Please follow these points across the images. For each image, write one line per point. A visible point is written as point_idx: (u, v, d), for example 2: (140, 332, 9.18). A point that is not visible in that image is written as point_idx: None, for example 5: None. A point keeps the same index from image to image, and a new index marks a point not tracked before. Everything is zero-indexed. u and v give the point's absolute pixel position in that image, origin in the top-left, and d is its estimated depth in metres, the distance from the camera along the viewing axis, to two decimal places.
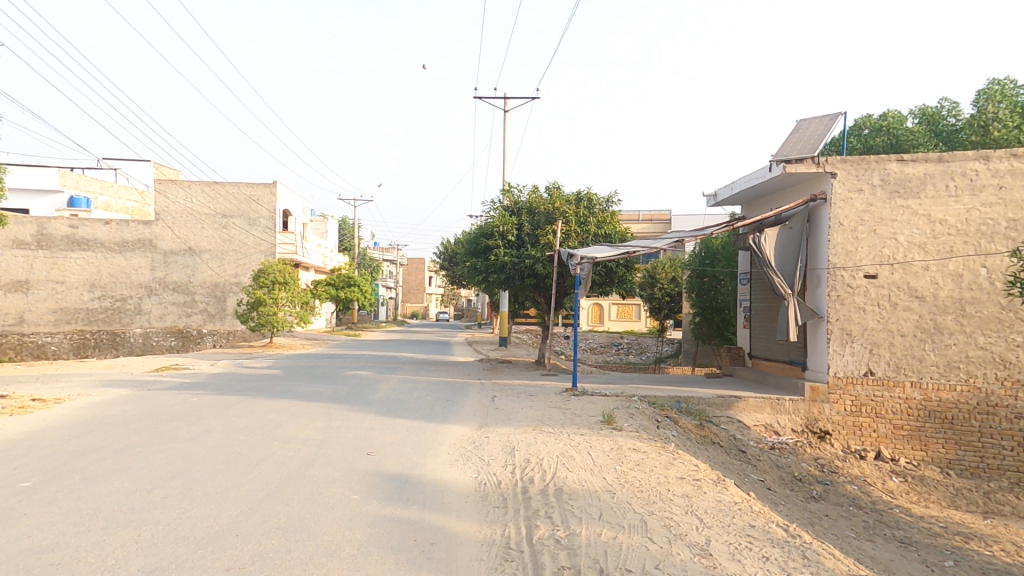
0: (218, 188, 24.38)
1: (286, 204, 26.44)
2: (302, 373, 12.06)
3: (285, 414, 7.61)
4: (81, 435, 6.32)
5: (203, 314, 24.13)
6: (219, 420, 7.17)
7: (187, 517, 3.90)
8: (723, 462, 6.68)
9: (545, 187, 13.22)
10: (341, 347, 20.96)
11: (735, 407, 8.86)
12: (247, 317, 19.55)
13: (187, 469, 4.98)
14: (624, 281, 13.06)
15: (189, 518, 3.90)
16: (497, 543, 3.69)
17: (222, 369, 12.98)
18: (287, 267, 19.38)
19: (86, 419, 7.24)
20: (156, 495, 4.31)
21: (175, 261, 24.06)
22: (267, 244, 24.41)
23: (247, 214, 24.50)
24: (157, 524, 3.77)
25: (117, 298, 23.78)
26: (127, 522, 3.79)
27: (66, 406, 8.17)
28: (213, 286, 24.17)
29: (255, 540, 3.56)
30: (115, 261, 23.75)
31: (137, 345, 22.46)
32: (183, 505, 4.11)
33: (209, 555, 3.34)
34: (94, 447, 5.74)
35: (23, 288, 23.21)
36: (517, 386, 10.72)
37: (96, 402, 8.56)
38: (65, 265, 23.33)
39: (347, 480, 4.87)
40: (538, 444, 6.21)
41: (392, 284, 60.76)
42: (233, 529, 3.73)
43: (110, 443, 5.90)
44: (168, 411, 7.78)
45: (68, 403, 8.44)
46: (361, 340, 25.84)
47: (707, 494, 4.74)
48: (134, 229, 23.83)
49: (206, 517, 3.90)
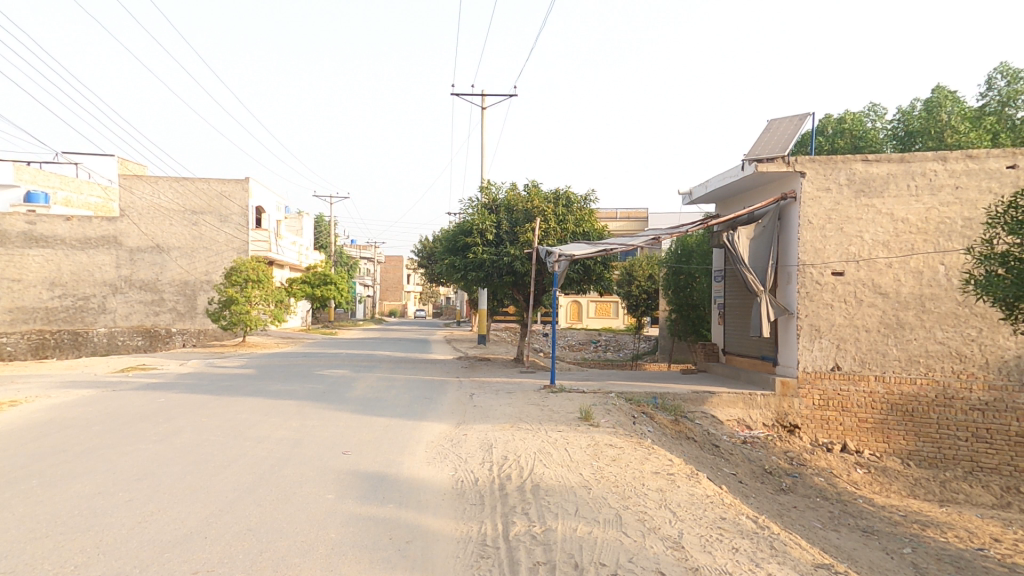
0: (188, 184, 23.82)
1: (259, 200, 25.94)
2: (274, 373, 11.87)
3: (258, 413, 7.46)
4: (43, 437, 6.13)
5: (171, 313, 23.57)
6: (190, 420, 7.00)
7: (153, 520, 3.82)
8: (696, 456, 6.79)
9: (523, 185, 13.25)
10: (315, 346, 20.66)
11: (708, 402, 9.01)
12: (218, 316, 19.14)
13: (155, 471, 4.87)
14: (602, 278, 13.13)
15: (156, 520, 3.82)
16: (473, 540, 3.69)
17: (191, 369, 12.70)
18: (260, 265, 18.99)
19: (45, 421, 6.99)
20: (122, 498, 4.21)
21: (142, 259, 23.42)
22: (239, 242, 23.96)
23: (219, 210, 23.99)
24: (123, 527, 3.68)
25: (80, 296, 23.05)
26: (90, 526, 3.70)
27: (26, 408, 7.90)
28: (182, 284, 23.63)
29: (225, 541, 3.51)
30: (78, 258, 23.01)
31: (100, 344, 22.01)
32: (150, 508, 4.02)
33: (175, 558, 3.27)
34: (56, 449, 5.57)
35: None
36: (494, 383, 10.75)
37: (58, 404, 8.31)
38: (23, 262, 22.48)
39: (322, 479, 4.81)
40: (516, 440, 6.21)
41: (369, 283, 60.24)
42: (203, 530, 3.66)
43: (72, 446, 5.71)
44: (134, 412, 7.57)
45: (27, 405, 8.15)
46: (336, 338, 25.60)
47: (679, 488, 4.81)
48: (98, 225, 23.11)
49: (174, 519, 3.82)
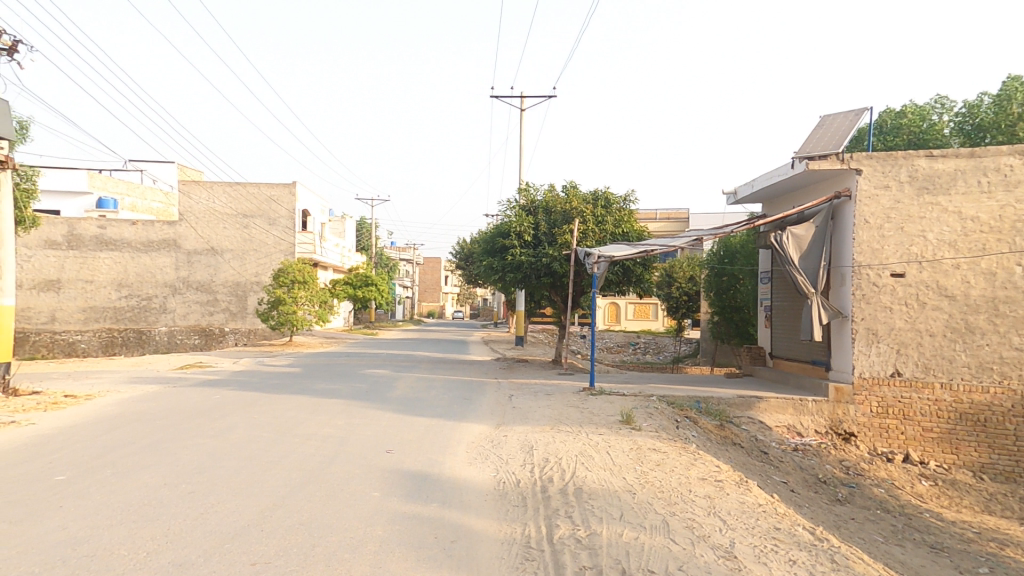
0: (240, 189, 24.80)
1: (305, 203, 26.80)
2: (319, 372, 12.18)
3: (305, 411, 7.69)
4: (112, 429, 6.50)
5: (224, 313, 24.60)
6: (242, 416, 7.28)
7: (213, 512, 3.98)
8: (744, 463, 6.60)
9: (562, 186, 13.21)
10: (357, 346, 21.13)
11: (756, 407, 8.75)
12: (267, 316, 19.80)
13: (212, 465, 5.08)
14: (642, 280, 12.96)
15: (216, 512, 3.99)
16: (517, 542, 3.70)
17: (244, 368, 13.18)
18: (305, 266, 19.59)
19: (114, 415, 7.41)
20: (182, 489, 4.42)
21: (199, 261, 24.50)
22: (286, 244, 24.81)
23: (267, 214, 24.90)
24: (186, 518, 3.87)
25: (143, 297, 24.27)
26: (158, 515, 3.90)
27: (96, 402, 8.41)
28: (234, 285, 24.61)
29: (280, 535, 3.62)
30: (141, 260, 24.24)
31: (162, 343, 23.06)
32: (209, 500, 4.20)
33: (236, 549, 3.41)
34: (122, 442, 5.89)
35: (56, 287, 23.84)
36: (533, 385, 10.71)
37: (124, 398, 8.79)
38: (96, 265, 23.97)
39: (367, 477, 4.91)
40: (556, 443, 6.19)
41: (408, 283, 61.29)
42: (259, 523, 3.80)
43: (137, 439, 6.03)
44: (192, 407, 7.92)
45: (97, 399, 8.67)
46: (378, 338, 26.18)
47: (729, 496, 4.68)
48: (159, 229, 24.28)
49: (232, 512, 3.98)
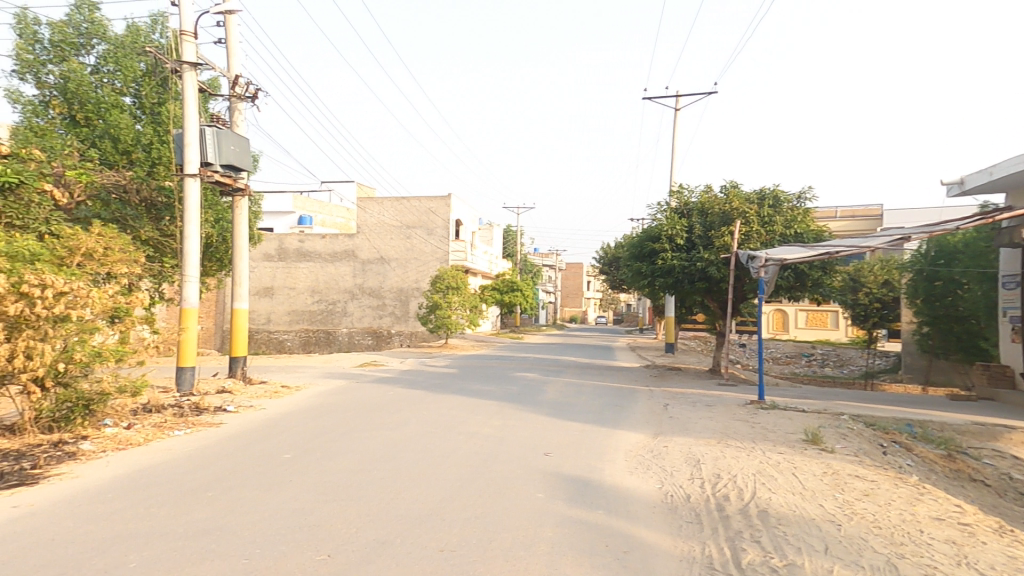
0: (405, 203, 27.22)
1: (459, 214, 28.66)
2: (473, 373, 12.78)
3: (467, 410, 8.09)
4: (311, 422, 7.49)
5: (391, 316, 27.21)
6: (413, 413, 7.90)
7: (398, 500, 4.35)
8: (989, 505, 5.43)
9: (720, 186, 12.37)
10: (507, 349, 21.95)
11: (999, 440, 7.26)
12: (426, 319, 21.29)
13: (393, 456, 5.58)
14: (819, 285, 11.61)
15: (400, 500, 4.34)
16: (697, 562, 3.42)
17: (411, 367, 14.31)
18: (458, 273, 20.90)
19: (312, 408, 8.53)
20: (372, 478, 4.91)
21: (371, 269, 27.36)
22: (442, 252, 26.75)
23: (426, 224, 27.03)
24: (377, 504, 4.28)
25: (330, 302, 27.71)
26: (357, 500, 4.38)
27: (298, 397, 9.78)
28: (399, 291, 27.11)
29: (457, 526, 3.82)
30: (328, 269, 27.73)
31: (344, 344, 26.27)
32: (394, 489, 4.60)
33: (421, 536, 3.68)
34: (319, 433, 6.75)
35: (270, 292, 28.10)
36: (689, 395, 10.08)
37: (319, 393, 10.09)
38: (296, 274, 27.83)
39: (530, 477, 4.98)
40: (727, 458, 5.70)
41: (551, 288, 62.24)
42: (438, 513, 4.06)
43: (331, 431, 6.85)
44: (371, 402, 8.80)
45: (300, 394, 10.08)
46: (527, 342, 26.91)
47: (981, 544, 3.87)
48: (341, 241, 27.60)
49: (413, 501, 4.30)
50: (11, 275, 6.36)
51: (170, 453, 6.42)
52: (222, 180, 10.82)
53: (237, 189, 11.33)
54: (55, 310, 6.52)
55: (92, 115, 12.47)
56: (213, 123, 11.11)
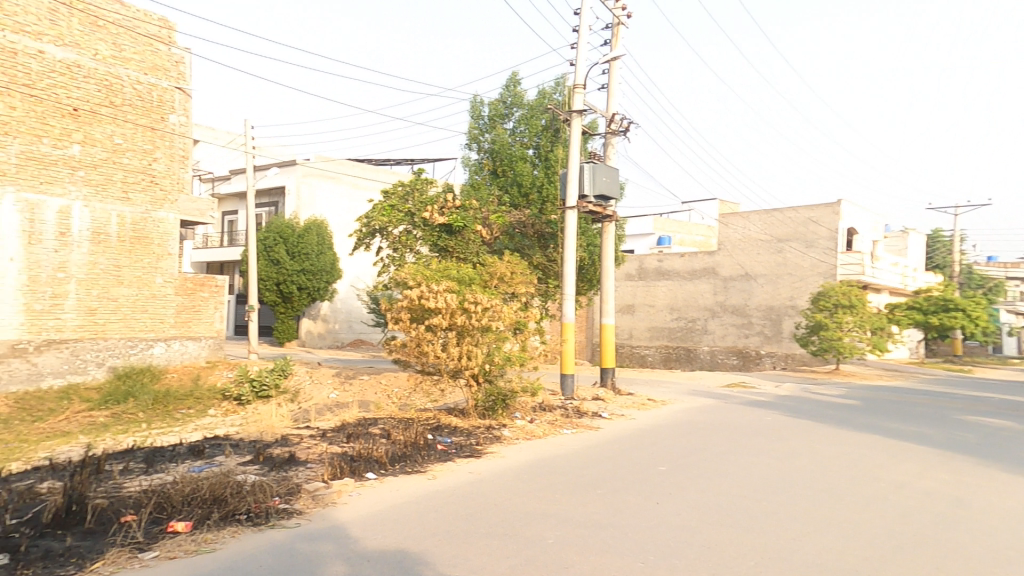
0: (778, 214, 25.30)
1: (849, 221, 24.99)
2: (883, 410, 11.00)
3: (862, 458, 7.23)
4: (684, 438, 8.11)
5: (760, 335, 25.55)
6: (792, 448, 7.59)
7: (798, 547, 4.38)
8: None
9: None
10: (926, 383, 17.77)
11: None
12: (807, 341, 19.17)
13: (781, 496, 5.59)
14: None
15: (801, 548, 4.37)
16: None
17: (790, 393, 13.30)
18: (851, 290, 18.17)
19: (682, 424, 9.16)
20: (741, 518, 4.99)
21: (734, 285, 26.37)
22: (825, 266, 23.82)
23: (805, 236, 24.53)
24: (777, 545, 4.41)
25: (689, 319, 27.78)
26: (753, 533, 4.62)
27: (665, 410, 10.65)
28: (768, 308, 25.36)
29: None
30: (687, 287, 27.93)
31: (706, 361, 26.60)
32: (792, 534, 4.64)
33: None
34: (696, 453, 7.27)
35: (632, 309, 29.33)
36: None
37: (684, 409, 10.73)
38: (655, 292, 28.87)
39: (969, 561, 4.21)
40: None
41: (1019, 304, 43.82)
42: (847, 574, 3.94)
43: (705, 451, 7.31)
44: (744, 428, 8.84)
45: (666, 407, 10.91)
46: (964, 377, 20.99)
47: None
48: (701, 258, 27.53)
49: (814, 551, 4.28)
50: (459, 296, 9.93)
51: (561, 450, 7.88)
52: (596, 209, 12.66)
53: (607, 216, 13.00)
54: (481, 321, 9.87)
55: (507, 167, 16.43)
56: (591, 157, 13.03)
